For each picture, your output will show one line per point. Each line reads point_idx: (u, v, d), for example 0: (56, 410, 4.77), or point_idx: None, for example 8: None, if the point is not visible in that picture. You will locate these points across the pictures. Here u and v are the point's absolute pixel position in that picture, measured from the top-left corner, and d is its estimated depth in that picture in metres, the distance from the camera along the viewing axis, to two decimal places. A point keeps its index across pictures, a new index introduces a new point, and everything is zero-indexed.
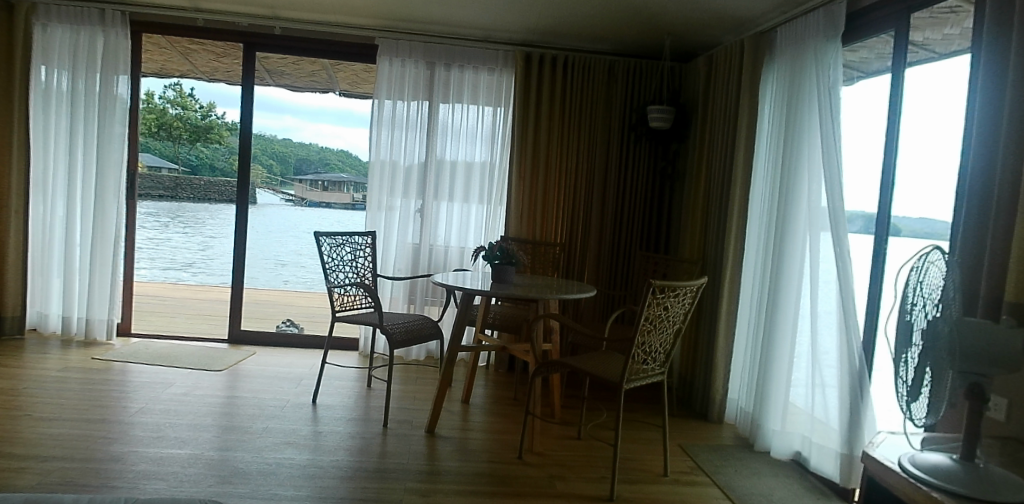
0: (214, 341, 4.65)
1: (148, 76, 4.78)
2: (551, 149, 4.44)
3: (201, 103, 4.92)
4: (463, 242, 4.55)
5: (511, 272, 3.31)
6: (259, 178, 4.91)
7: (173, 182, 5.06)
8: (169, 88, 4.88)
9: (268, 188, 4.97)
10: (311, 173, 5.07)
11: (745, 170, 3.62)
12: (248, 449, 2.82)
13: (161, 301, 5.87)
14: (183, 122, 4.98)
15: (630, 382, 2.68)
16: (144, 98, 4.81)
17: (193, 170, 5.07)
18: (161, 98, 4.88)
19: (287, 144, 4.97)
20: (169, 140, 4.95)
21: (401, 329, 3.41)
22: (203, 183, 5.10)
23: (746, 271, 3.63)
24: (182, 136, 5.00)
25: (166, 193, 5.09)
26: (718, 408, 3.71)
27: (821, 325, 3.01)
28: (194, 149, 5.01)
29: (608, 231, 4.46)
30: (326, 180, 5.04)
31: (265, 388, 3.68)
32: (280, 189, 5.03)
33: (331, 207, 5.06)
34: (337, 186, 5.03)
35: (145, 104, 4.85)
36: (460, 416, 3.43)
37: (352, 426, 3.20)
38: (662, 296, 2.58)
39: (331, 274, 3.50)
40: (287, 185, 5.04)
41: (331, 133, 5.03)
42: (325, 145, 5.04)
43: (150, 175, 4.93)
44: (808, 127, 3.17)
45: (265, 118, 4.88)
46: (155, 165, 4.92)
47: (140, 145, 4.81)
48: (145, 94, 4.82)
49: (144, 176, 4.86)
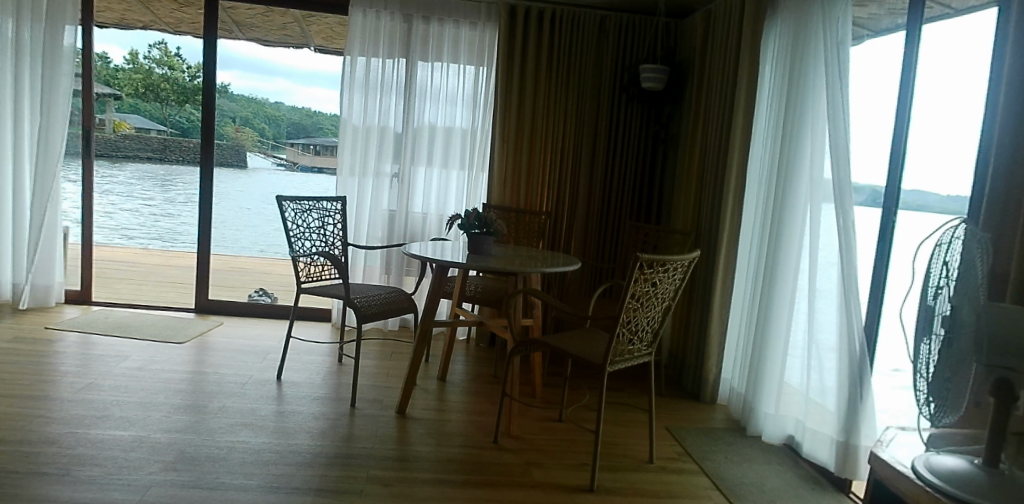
0: (180, 311, 4.41)
1: (130, 34, 4.60)
2: (537, 112, 4.16)
3: (188, 64, 4.53)
4: (443, 210, 4.31)
5: (488, 243, 3.06)
6: (250, 140, 4.76)
7: (162, 143, 4.92)
8: (153, 48, 4.63)
9: (259, 153, 4.82)
10: (303, 138, 4.78)
11: (743, 137, 3.37)
12: (201, 432, 2.61)
13: (129, 268, 5.59)
14: (170, 83, 4.67)
15: (614, 364, 2.47)
16: (129, 57, 4.65)
17: (182, 132, 4.71)
18: (145, 58, 4.67)
19: (280, 108, 4.76)
20: (157, 101, 4.73)
21: (371, 303, 3.16)
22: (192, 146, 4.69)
23: (742, 244, 3.42)
24: (171, 98, 4.70)
25: (155, 155, 5.01)
26: (710, 388, 3.53)
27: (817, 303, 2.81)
28: (182, 111, 4.64)
29: (598, 200, 4.21)
30: (319, 144, 4.73)
31: (228, 363, 3.45)
32: (273, 153, 4.83)
33: (323, 172, 4.75)
34: (330, 151, 4.70)
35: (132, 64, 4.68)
36: (436, 395, 3.22)
37: (318, 406, 2.99)
38: (649, 271, 2.35)
39: (294, 242, 3.24)
40: (280, 149, 4.81)
41: (325, 97, 4.70)
42: (319, 110, 4.72)
43: (139, 137, 4.95)
44: (814, 89, 2.90)
45: (243, 77, 4.63)
46: (143, 126, 4.88)
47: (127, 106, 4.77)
48: (131, 54, 4.63)
49: (130, 135, 4.92)
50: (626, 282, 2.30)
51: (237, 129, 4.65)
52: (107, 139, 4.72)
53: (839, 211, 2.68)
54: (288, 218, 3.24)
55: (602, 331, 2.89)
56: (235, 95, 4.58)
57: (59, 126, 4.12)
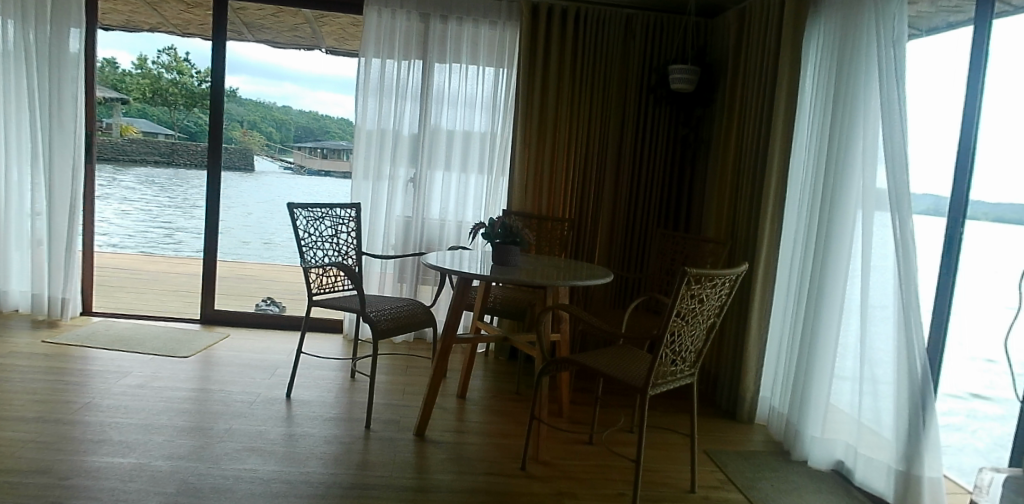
0: (185, 322, 4.23)
1: (141, 38, 4.47)
2: (560, 114, 3.96)
3: (197, 69, 4.36)
4: (461, 217, 4.12)
5: (514, 253, 2.83)
6: (257, 144, 4.56)
7: (169, 148, 4.67)
8: (162, 53, 4.45)
9: (266, 155, 4.61)
10: (311, 141, 4.60)
11: (784, 141, 3.15)
12: (205, 459, 2.41)
13: (133, 275, 5.42)
14: (179, 87, 4.47)
15: (656, 388, 2.25)
16: (137, 63, 4.50)
17: (190, 137, 4.47)
18: (154, 63, 4.49)
19: (287, 112, 4.58)
20: (166, 105, 4.53)
21: (387, 317, 2.95)
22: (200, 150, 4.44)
23: (783, 253, 3.20)
24: (179, 102, 4.48)
25: (163, 159, 4.79)
26: (747, 407, 3.31)
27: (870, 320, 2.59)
28: (191, 115, 4.42)
29: (623, 207, 4.00)
30: (326, 147, 4.58)
31: (234, 380, 3.26)
32: (280, 156, 4.63)
33: (331, 175, 4.57)
34: (337, 154, 4.56)
35: (140, 69, 4.52)
36: (456, 415, 3.02)
37: (331, 428, 2.78)
38: (696, 287, 2.14)
39: (305, 252, 3.04)
40: (287, 152, 4.61)
41: (332, 101, 4.56)
42: (327, 114, 4.57)
43: (148, 141, 4.76)
44: (866, 89, 2.68)
45: (252, 82, 4.42)
46: (150, 131, 4.71)
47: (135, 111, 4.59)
48: (139, 59, 4.50)
49: (137, 140, 4.74)
50: (672, 300, 2.09)
51: (245, 133, 4.44)
52: (112, 143, 4.59)
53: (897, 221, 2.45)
54: (299, 226, 3.05)
55: (636, 349, 2.67)
56: (242, 100, 4.38)
57: (72, 143, 3.98)
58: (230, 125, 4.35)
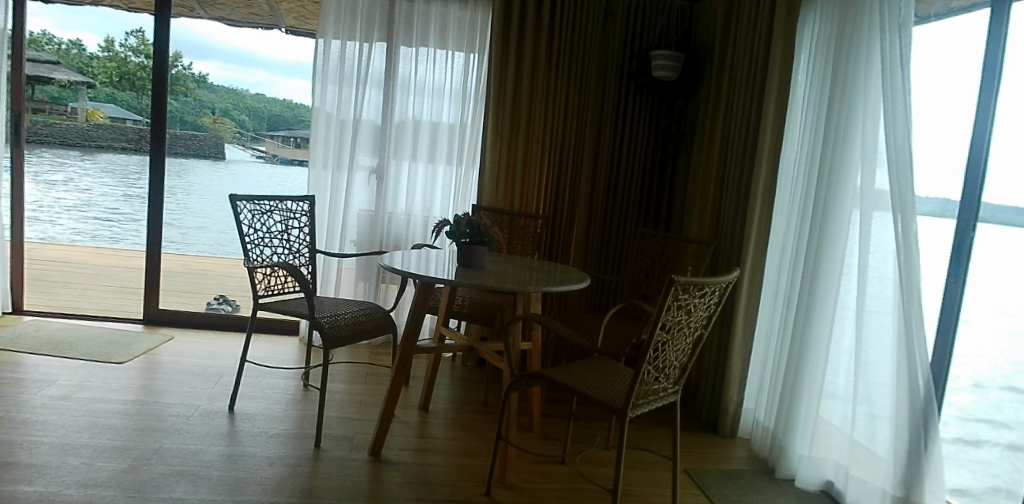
0: (126, 322, 3.89)
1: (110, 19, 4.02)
2: (535, 103, 3.69)
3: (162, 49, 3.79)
4: (428, 211, 3.85)
5: (481, 254, 2.56)
6: (228, 131, 4.30)
7: (137, 135, 4.12)
8: (130, 35, 3.96)
9: (236, 143, 4.33)
10: (283, 129, 4.23)
11: (775, 135, 2.92)
12: (127, 486, 2.11)
13: (74, 269, 5.02)
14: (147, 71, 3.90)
15: (637, 409, 2.01)
16: (104, 45, 4.05)
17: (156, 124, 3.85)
18: (122, 45, 4.00)
19: (261, 100, 4.22)
20: (133, 90, 3.99)
21: (339, 322, 2.65)
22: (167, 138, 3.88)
23: (770, 255, 3.00)
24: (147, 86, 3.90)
25: (131, 147, 4.24)
26: (731, 418, 3.11)
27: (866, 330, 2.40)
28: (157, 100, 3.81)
29: (601, 204, 3.76)
30: (299, 136, 4.17)
31: (173, 389, 2.95)
32: (252, 144, 4.31)
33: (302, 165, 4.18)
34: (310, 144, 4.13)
35: (107, 52, 4.05)
36: (418, 429, 2.76)
37: (277, 446, 2.50)
38: (685, 297, 1.91)
39: (251, 249, 2.76)
40: (259, 141, 4.29)
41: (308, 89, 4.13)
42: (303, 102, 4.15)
43: (115, 127, 4.23)
44: (866, 79, 2.47)
45: (225, 68, 4.16)
46: (118, 117, 4.16)
47: (102, 95, 4.11)
48: (105, 41, 4.05)
49: (106, 126, 4.26)
50: (659, 311, 1.85)
51: (214, 120, 4.24)
52: (78, 128, 4.33)
53: (898, 223, 2.25)
54: (245, 221, 2.76)
55: (615, 362, 2.44)
56: (213, 87, 4.17)
57: None
58: (199, 110, 4.15)
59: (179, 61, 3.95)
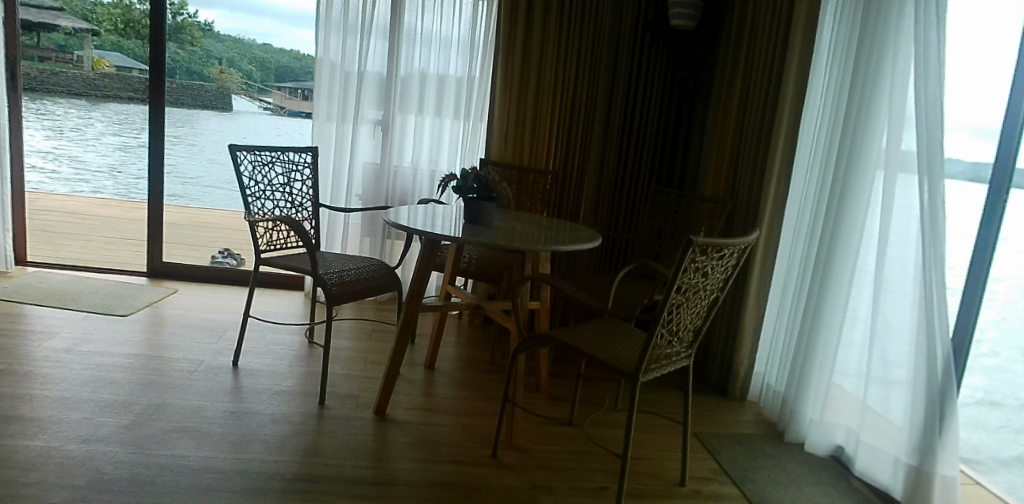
0: (130, 275, 3.85)
1: None
2: (546, 55, 3.53)
3: None
4: (435, 165, 3.74)
5: (489, 210, 2.47)
6: (236, 82, 4.16)
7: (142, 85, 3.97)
8: None
9: (244, 95, 4.16)
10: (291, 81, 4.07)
11: (797, 90, 2.77)
12: (129, 442, 2.09)
13: (78, 220, 4.98)
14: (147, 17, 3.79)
15: (648, 374, 1.95)
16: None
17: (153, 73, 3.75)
18: None
19: (269, 51, 4.07)
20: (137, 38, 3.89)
21: (341, 278, 2.59)
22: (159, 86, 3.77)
23: (788, 216, 2.88)
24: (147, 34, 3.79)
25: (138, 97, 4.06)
26: (741, 382, 3.05)
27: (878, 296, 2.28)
28: None
29: (613, 161, 3.62)
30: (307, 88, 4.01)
31: (176, 343, 2.92)
32: (259, 96, 4.15)
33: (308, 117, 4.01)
34: None
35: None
36: (423, 388, 2.72)
37: (281, 403, 2.48)
38: (702, 259, 1.82)
39: (251, 203, 2.68)
40: (266, 92, 4.12)
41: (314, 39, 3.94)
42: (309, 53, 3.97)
43: (123, 76, 4.10)
44: (899, 31, 2.31)
45: (232, 15, 4.03)
46: (125, 66, 4.04)
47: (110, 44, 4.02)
48: None
49: (114, 76, 4.15)
50: (674, 273, 1.77)
51: (221, 71, 4.12)
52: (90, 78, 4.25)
53: (925, 185, 2.14)
54: (244, 174, 2.67)
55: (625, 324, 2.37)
56: (220, 36, 4.05)
57: None
58: (206, 61, 4.05)
59: (184, 10, 3.91)
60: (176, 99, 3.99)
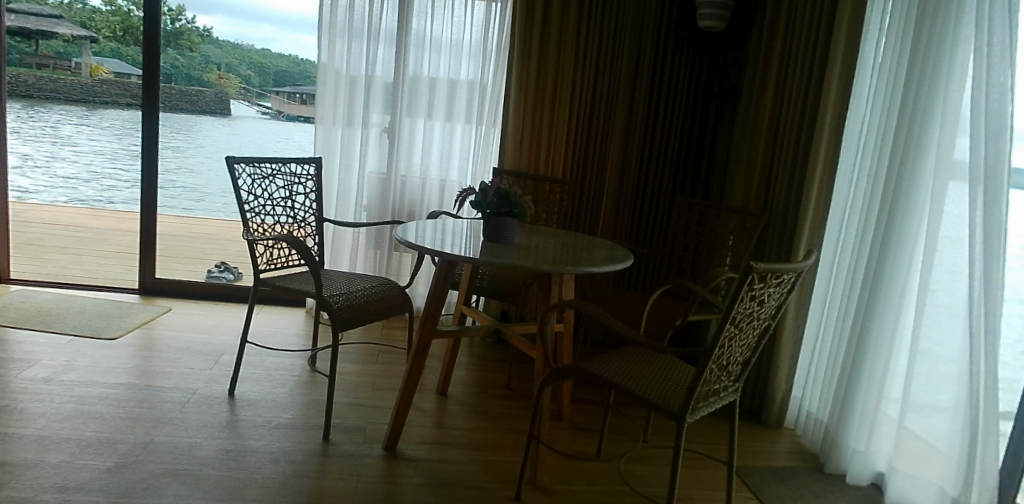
0: (121, 292, 3.63)
1: None
2: (563, 58, 3.32)
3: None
4: (445, 174, 3.53)
5: (510, 227, 2.25)
6: (234, 87, 3.94)
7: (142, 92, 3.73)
8: None
9: (241, 99, 3.94)
10: (290, 85, 3.86)
11: (840, 96, 2.55)
12: (111, 490, 1.87)
13: (68, 232, 4.75)
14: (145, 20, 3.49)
15: (695, 414, 1.73)
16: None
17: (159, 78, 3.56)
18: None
19: (267, 55, 3.85)
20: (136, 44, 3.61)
21: (348, 301, 2.37)
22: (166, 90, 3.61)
23: (829, 230, 2.66)
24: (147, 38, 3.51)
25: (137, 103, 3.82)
26: (777, 407, 2.83)
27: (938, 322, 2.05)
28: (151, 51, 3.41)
29: (633, 171, 3.40)
30: (307, 92, 3.83)
31: (167, 370, 2.70)
32: (257, 101, 3.92)
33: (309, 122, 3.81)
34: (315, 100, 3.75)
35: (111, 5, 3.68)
36: (436, 419, 2.50)
37: (281, 439, 2.26)
38: (759, 287, 1.61)
39: (249, 220, 2.47)
40: (265, 97, 3.89)
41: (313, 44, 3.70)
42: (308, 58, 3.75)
43: (122, 83, 3.86)
44: (955, 29, 2.10)
45: (230, 23, 3.80)
46: (124, 72, 3.78)
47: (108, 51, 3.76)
48: None
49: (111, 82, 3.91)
50: (731, 303, 1.56)
51: (220, 77, 3.92)
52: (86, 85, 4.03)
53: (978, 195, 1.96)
54: (242, 189, 2.45)
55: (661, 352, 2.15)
56: (218, 41, 3.83)
57: None
58: (204, 67, 3.85)
59: (182, 16, 3.63)
60: (172, 103, 3.76)
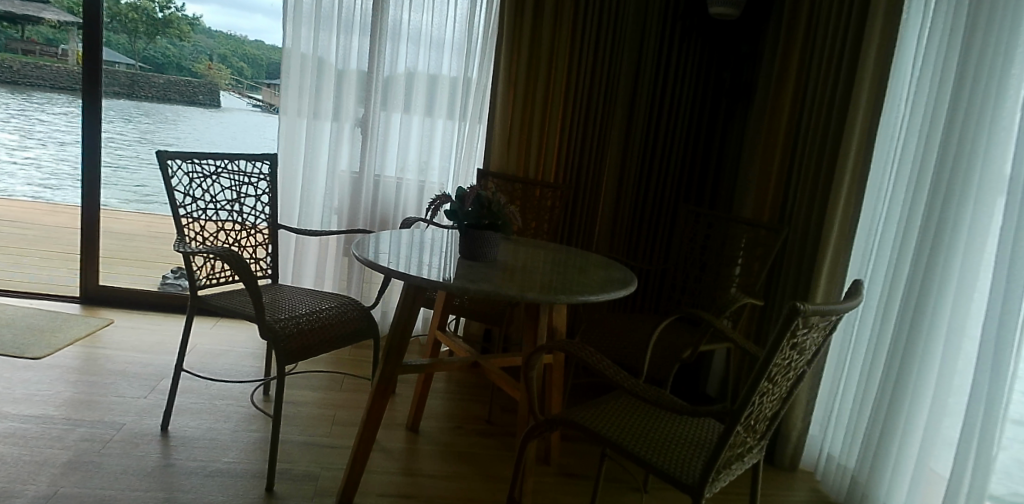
0: (59, 301, 3.24)
1: None
2: (556, 49, 2.97)
3: None
4: (424, 174, 3.17)
5: (491, 242, 1.89)
6: (225, 79, 3.43)
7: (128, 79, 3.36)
8: None
9: (232, 92, 3.43)
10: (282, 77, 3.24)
11: (873, 96, 2.21)
12: None
13: (13, 230, 4.33)
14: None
15: (714, 487, 1.38)
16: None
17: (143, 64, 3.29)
18: None
19: (260, 46, 3.32)
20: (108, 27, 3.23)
21: (296, 325, 1.99)
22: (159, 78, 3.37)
23: (857, 249, 2.32)
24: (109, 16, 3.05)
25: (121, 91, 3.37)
26: (792, 447, 2.50)
27: (984, 361, 1.72)
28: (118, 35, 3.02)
29: (633, 178, 3.05)
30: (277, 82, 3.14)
31: (94, 399, 2.32)
32: (248, 93, 3.38)
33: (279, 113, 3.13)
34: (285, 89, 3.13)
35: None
36: (402, 463, 2.14)
37: (216, 489, 1.89)
38: (803, 333, 1.28)
39: (184, 226, 2.11)
40: (256, 89, 3.36)
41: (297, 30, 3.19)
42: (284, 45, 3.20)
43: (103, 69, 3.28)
44: (1014, 18, 1.78)
45: (221, 12, 3.35)
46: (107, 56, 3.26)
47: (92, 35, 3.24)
48: None
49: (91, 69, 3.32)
50: (771, 350, 1.23)
51: (211, 67, 3.44)
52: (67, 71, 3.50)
53: (1017, 208, 1.67)
54: (177, 190, 2.10)
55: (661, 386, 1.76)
56: (210, 31, 3.38)
57: None
58: (195, 57, 3.43)
59: (172, 4, 3.37)
60: (159, 95, 3.50)
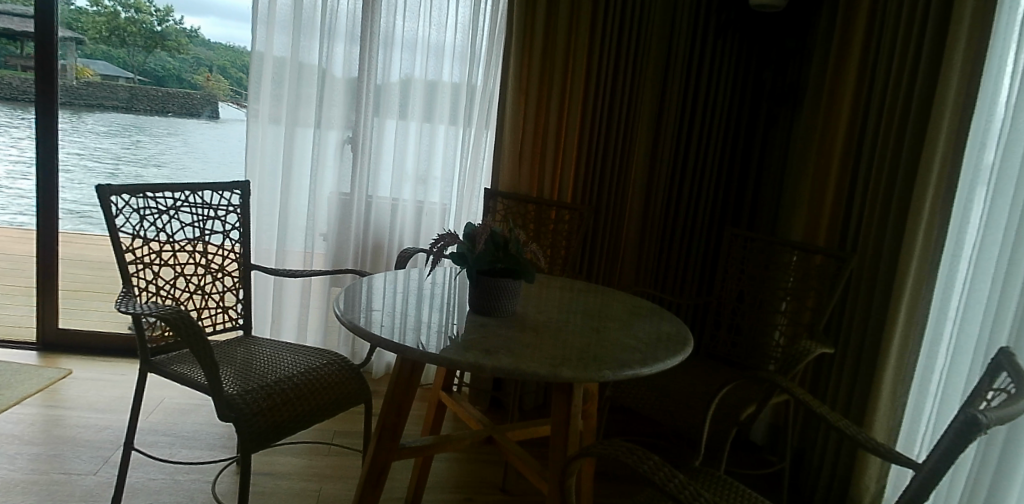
0: (12, 349, 2.86)
1: None
2: (573, 50, 2.58)
3: None
4: (423, 193, 2.80)
5: (507, 293, 1.50)
6: (224, 90, 2.91)
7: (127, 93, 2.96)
8: None
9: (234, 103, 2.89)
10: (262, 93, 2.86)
11: (961, 96, 1.82)
12: None
13: None
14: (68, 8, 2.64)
15: None
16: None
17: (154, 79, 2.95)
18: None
19: None
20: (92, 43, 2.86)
21: (266, 398, 1.59)
22: (162, 95, 2.97)
23: (941, 280, 1.90)
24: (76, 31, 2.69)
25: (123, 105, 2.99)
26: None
27: None
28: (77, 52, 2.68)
29: (662, 195, 2.69)
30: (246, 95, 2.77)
31: (32, 479, 1.94)
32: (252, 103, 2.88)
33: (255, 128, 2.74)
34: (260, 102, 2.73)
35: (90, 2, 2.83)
36: None
37: None
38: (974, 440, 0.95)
39: (131, 274, 1.71)
40: None
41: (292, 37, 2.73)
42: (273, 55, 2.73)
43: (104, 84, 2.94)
44: None
45: (220, 23, 2.84)
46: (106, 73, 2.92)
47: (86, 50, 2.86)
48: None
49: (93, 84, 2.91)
50: (938, 465, 0.94)
51: (210, 79, 2.94)
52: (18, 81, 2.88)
53: None
54: (122, 229, 1.72)
55: (722, 479, 1.41)
56: (209, 43, 2.89)
57: None
58: (194, 70, 2.94)
59: (171, 16, 2.90)
60: (158, 108, 2.99)
